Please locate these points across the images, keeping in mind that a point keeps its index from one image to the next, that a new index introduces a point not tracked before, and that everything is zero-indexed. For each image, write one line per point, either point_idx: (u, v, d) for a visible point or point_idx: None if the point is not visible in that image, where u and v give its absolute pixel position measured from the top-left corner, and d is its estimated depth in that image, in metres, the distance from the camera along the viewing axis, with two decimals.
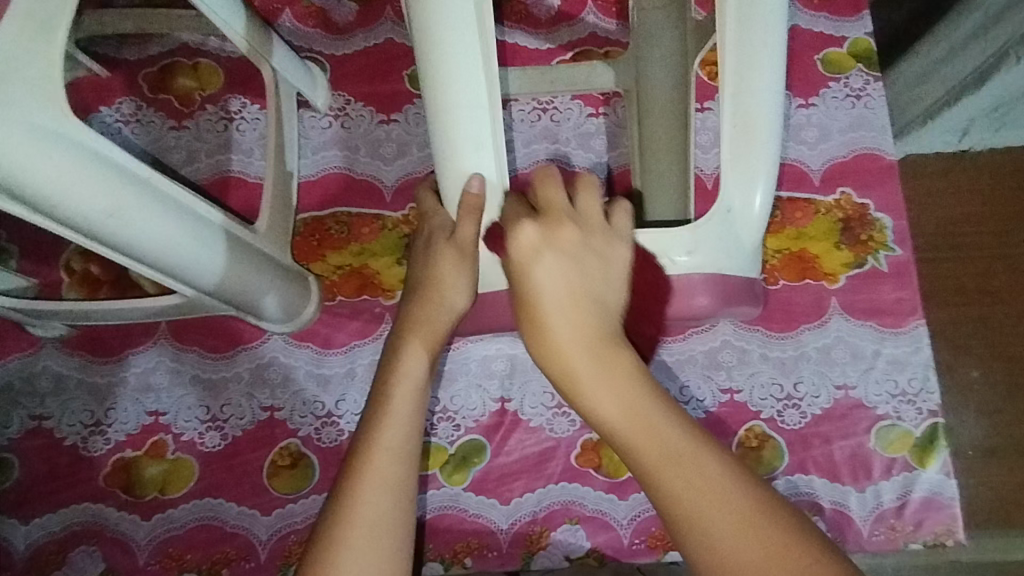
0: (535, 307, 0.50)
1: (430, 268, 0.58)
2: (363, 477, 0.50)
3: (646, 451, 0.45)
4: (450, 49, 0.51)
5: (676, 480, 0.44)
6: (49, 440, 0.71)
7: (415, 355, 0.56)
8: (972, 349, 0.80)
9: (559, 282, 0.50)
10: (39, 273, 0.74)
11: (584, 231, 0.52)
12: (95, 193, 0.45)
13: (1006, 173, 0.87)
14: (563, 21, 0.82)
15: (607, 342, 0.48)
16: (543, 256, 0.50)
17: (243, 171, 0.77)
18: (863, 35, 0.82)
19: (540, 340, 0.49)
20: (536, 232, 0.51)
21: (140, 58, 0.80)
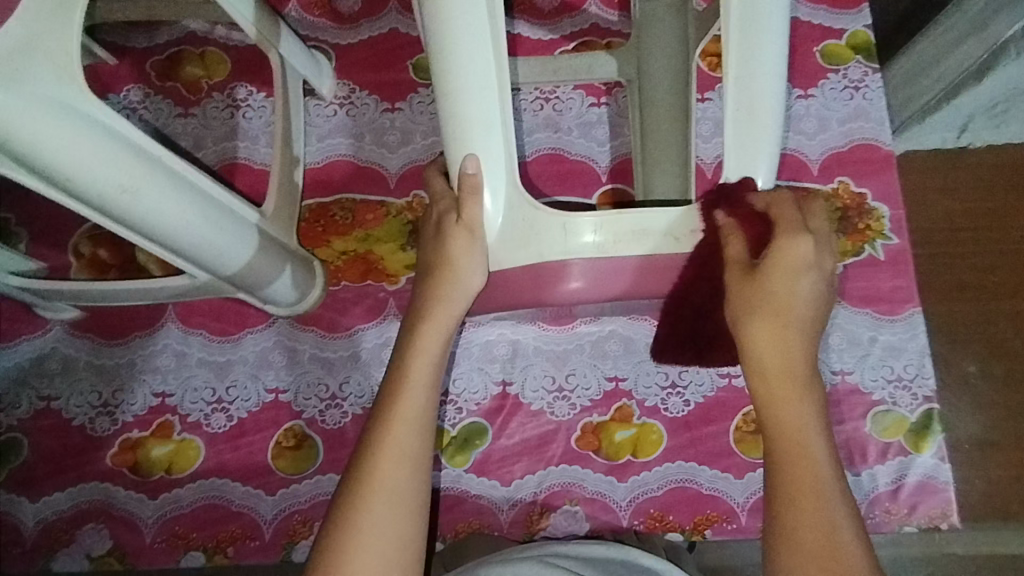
0: (773, 306, 0.51)
1: (442, 248, 0.56)
2: (380, 448, 0.53)
3: (795, 482, 0.49)
4: (462, 28, 0.51)
5: (805, 513, 0.48)
6: (57, 420, 0.73)
7: (432, 331, 0.57)
8: (970, 342, 0.82)
9: (802, 306, 0.51)
10: (48, 256, 0.76)
11: (822, 268, 0.53)
12: (111, 169, 0.47)
13: (1005, 168, 0.88)
14: (566, 12, 0.83)
15: (799, 371, 0.51)
16: (801, 281, 0.51)
17: (249, 158, 0.78)
18: (862, 27, 0.83)
19: (753, 332, 0.52)
20: (804, 255, 0.52)
21: (148, 46, 0.81)
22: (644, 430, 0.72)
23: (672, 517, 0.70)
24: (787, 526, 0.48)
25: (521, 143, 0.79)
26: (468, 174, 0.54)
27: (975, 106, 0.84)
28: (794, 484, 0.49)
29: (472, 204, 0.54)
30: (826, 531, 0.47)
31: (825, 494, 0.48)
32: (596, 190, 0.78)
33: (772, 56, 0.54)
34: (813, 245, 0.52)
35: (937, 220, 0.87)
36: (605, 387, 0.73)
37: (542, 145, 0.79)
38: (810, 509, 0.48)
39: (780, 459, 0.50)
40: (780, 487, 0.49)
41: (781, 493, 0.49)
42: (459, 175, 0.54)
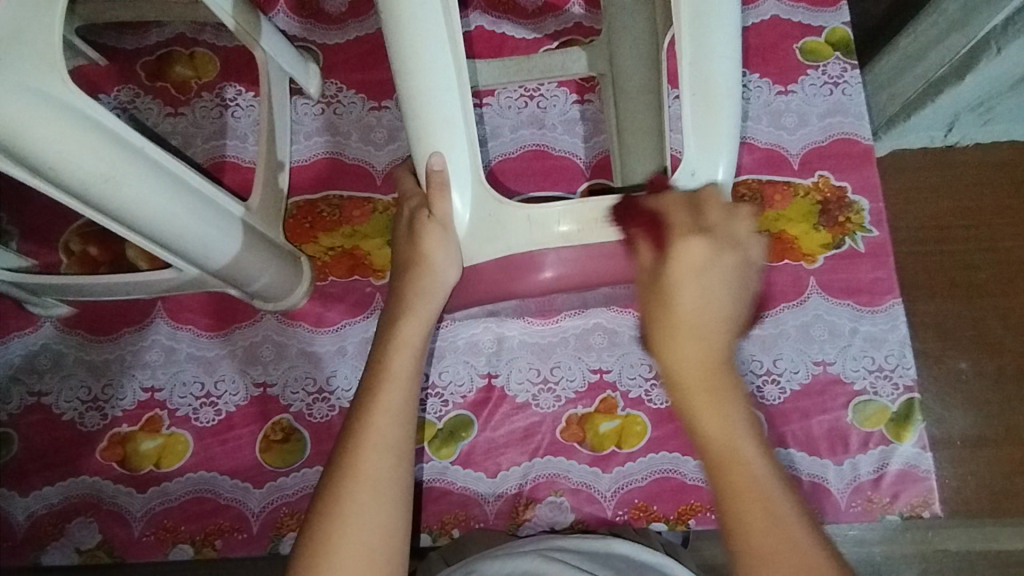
0: (673, 318, 0.47)
1: (416, 244, 0.57)
2: (362, 439, 0.53)
3: (733, 489, 0.45)
4: (418, 29, 0.54)
5: (755, 516, 0.44)
6: (48, 415, 0.73)
7: (413, 323, 0.57)
8: (960, 341, 0.83)
9: (699, 308, 0.46)
10: (40, 254, 0.77)
11: (716, 248, 0.48)
12: (94, 158, 0.48)
13: (991, 167, 0.90)
14: (549, 12, 0.84)
15: (714, 369, 0.46)
16: (701, 278, 0.47)
17: (237, 156, 0.79)
18: (841, 24, 0.84)
19: (663, 345, 0.47)
20: (707, 249, 0.47)
21: (137, 47, 0.82)
22: (628, 421, 0.72)
23: (656, 507, 0.70)
24: (733, 538, 0.45)
25: (506, 140, 0.80)
26: (434, 171, 0.55)
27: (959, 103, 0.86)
28: (728, 495, 0.45)
29: (442, 199, 0.56)
30: (779, 544, 0.43)
31: (769, 497, 0.44)
32: (579, 185, 0.79)
33: (720, 40, 0.57)
34: (709, 242, 0.48)
35: (924, 219, 0.89)
36: (589, 378, 0.74)
37: (527, 142, 0.80)
38: (753, 515, 0.44)
39: (718, 469, 0.46)
40: (720, 499, 0.45)
41: (721, 510, 0.45)
42: (426, 172, 0.56)
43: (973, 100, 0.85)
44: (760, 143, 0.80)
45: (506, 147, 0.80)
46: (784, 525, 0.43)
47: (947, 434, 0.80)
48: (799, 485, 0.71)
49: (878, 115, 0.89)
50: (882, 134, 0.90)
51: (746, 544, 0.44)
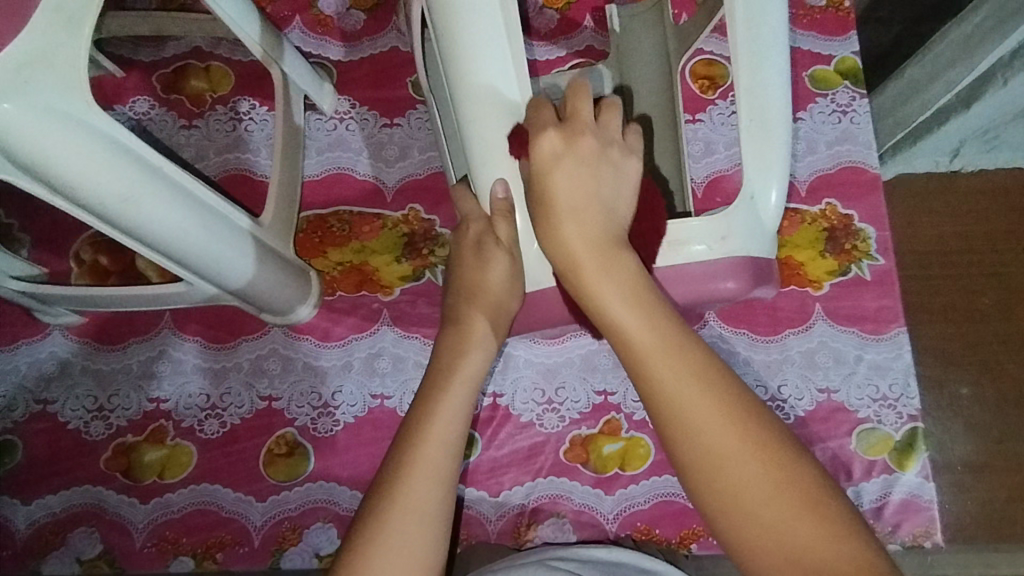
0: (552, 209, 0.51)
1: (484, 268, 0.57)
2: (411, 468, 0.52)
3: (645, 361, 0.47)
4: (474, 46, 0.54)
5: (665, 368, 0.46)
6: (53, 424, 0.73)
7: (477, 350, 0.58)
8: (964, 367, 0.84)
9: (576, 185, 0.51)
10: (51, 262, 0.77)
11: (603, 143, 0.53)
12: (114, 179, 0.48)
13: (995, 194, 0.92)
14: (561, 35, 0.85)
15: (612, 242, 0.50)
16: (569, 164, 0.51)
17: (249, 169, 0.80)
18: (851, 53, 0.84)
19: (552, 236, 0.51)
20: (558, 138, 0.51)
21: (154, 59, 0.83)
22: (632, 444, 0.73)
23: (658, 531, 0.70)
24: (648, 388, 0.47)
25: None
26: (498, 198, 0.56)
27: (965, 132, 0.88)
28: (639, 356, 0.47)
29: (505, 224, 0.56)
30: (696, 392, 0.46)
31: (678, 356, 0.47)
32: None
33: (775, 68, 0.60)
34: (560, 134, 0.52)
35: (929, 242, 0.90)
36: (594, 400, 0.74)
37: None
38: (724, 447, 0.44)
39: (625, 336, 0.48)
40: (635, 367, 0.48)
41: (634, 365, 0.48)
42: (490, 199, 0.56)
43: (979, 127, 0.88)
44: None
45: None
46: (697, 383, 0.46)
47: (947, 459, 0.80)
48: None
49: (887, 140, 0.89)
50: (888, 157, 0.92)
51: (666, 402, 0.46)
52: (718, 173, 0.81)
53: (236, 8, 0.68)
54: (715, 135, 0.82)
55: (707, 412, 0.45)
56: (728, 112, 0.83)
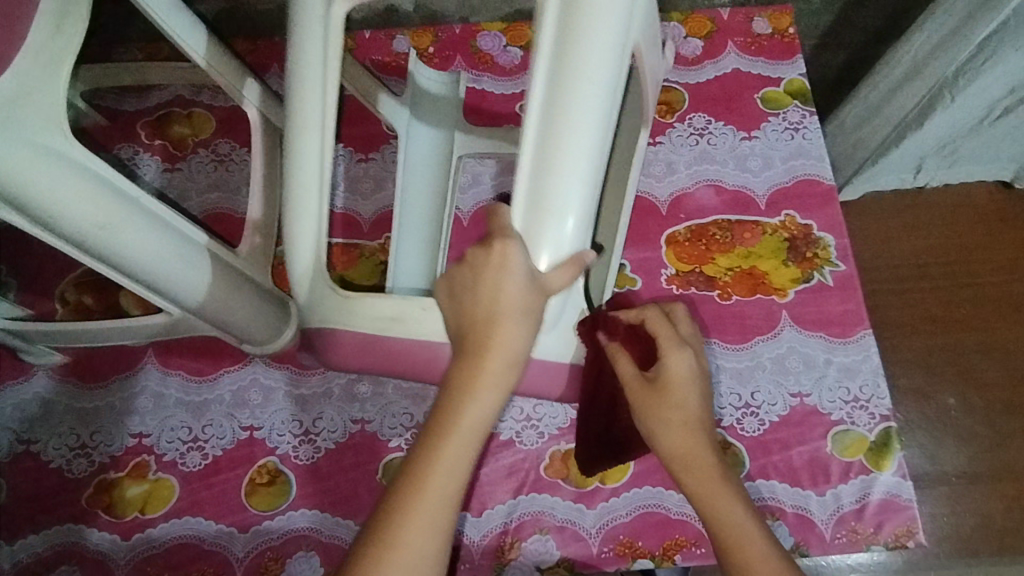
0: (656, 389, 0.57)
1: (501, 294, 0.51)
2: (407, 518, 0.49)
3: (688, 478, 0.56)
4: (586, 93, 0.50)
5: (697, 484, 0.56)
6: (36, 463, 0.74)
7: (489, 390, 0.52)
8: (946, 376, 1.01)
9: (680, 380, 0.57)
10: (37, 304, 0.79)
11: (697, 357, 0.59)
12: (92, 206, 0.51)
13: (947, 207, 1.11)
14: (525, 69, 0.90)
15: (685, 409, 0.57)
16: (691, 383, 0.57)
17: (231, 208, 0.83)
18: (798, 75, 0.89)
19: (645, 403, 0.57)
20: (689, 365, 0.58)
21: (139, 108, 0.87)
22: None
23: (641, 543, 0.70)
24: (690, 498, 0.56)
25: (487, 186, 0.85)
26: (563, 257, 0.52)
27: (925, 148, 1.00)
28: (693, 478, 0.56)
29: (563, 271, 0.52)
30: (723, 505, 0.55)
31: (715, 479, 0.56)
32: None
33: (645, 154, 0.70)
34: (693, 356, 0.58)
35: (902, 258, 1.09)
36: (571, 415, 0.75)
37: (506, 189, 0.85)
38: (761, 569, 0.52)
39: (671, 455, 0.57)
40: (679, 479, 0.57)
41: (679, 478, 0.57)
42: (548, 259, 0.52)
43: (938, 143, 0.99)
44: (728, 185, 0.84)
45: (487, 193, 0.85)
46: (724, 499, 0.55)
47: (943, 470, 0.96)
48: (783, 517, 0.71)
49: (848, 167, 1.02)
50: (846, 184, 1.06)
51: (706, 505, 0.56)
52: (680, 191, 0.85)
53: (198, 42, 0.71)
54: (676, 156, 0.86)
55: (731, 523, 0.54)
56: (686, 134, 0.87)
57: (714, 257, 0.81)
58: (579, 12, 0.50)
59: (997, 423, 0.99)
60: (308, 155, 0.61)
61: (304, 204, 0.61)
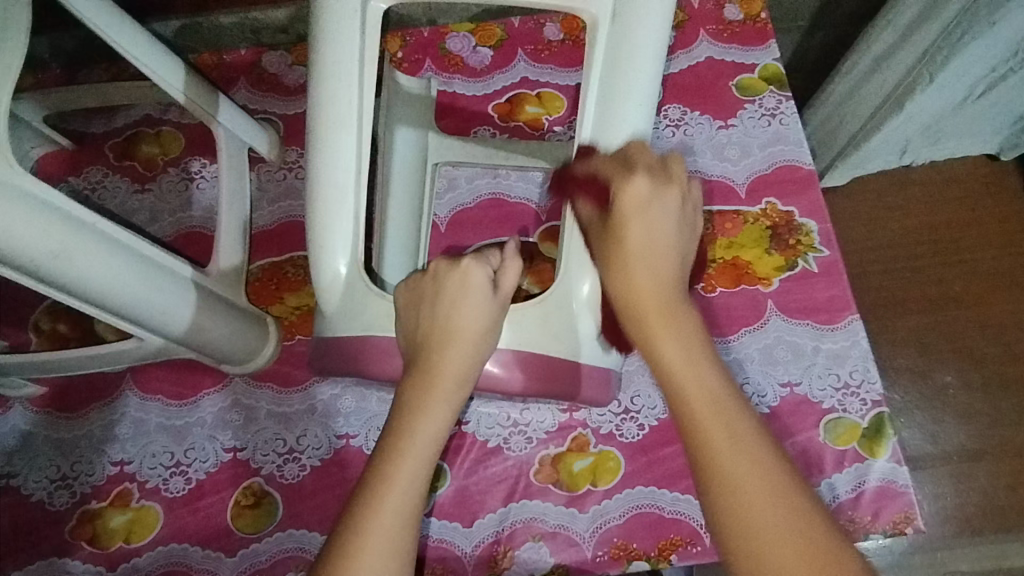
0: (634, 292, 0.54)
1: (453, 313, 0.57)
2: (363, 533, 0.50)
3: (704, 432, 0.48)
4: (628, 124, 0.60)
5: (721, 437, 0.47)
6: (16, 498, 0.72)
7: (441, 403, 0.55)
8: (940, 356, 1.01)
9: (653, 257, 0.54)
10: (10, 335, 0.78)
11: (654, 186, 0.56)
12: (42, 235, 0.49)
13: (933, 185, 1.10)
14: (496, 69, 0.88)
15: (674, 307, 0.53)
16: (651, 210, 0.55)
17: (204, 226, 0.82)
18: (773, 60, 0.88)
19: (622, 277, 0.55)
20: (647, 183, 0.55)
21: (106, 130, 0.86)
22: (602, 458, 0.72)
23: (636, 545, 0.69)
24: (708, 462, 0.47)
25: (463, 189, 0.83)
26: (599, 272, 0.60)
27: (909, 131, 0.99)
28: (711, 443, 0.47)
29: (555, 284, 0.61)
30: (748, 464, 0.46)
31: (736, 429, 0.48)
32: (535, 229, 0.81)
33: None
34: (649, 178, 0.56)
35: (892, 237, 1.08)
36: (559, 418, 0.74)
37: (483, 191, 0.83)
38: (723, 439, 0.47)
39: (678, 392, 0.50)
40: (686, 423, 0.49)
41: (690, 430, 0.48)
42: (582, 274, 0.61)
43: (921, 123, 0.98)
44: (707, 176, 0.83)
45: (464, 197, 0.83)
46: (751, 465, 0.46)
47: (942, 449, 0.95)
48: None
49: (837, 143, 1.01)
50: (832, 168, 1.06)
51: (721, 467, 0.46)
52: None
53: (160, 63, 0.70)
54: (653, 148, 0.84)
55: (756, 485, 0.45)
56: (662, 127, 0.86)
57: None
58: (621, 66, 0.59)
59: (994, 400, 0.98)
60: (343, 154, 0.59)
61: (340, 203, 0.60)
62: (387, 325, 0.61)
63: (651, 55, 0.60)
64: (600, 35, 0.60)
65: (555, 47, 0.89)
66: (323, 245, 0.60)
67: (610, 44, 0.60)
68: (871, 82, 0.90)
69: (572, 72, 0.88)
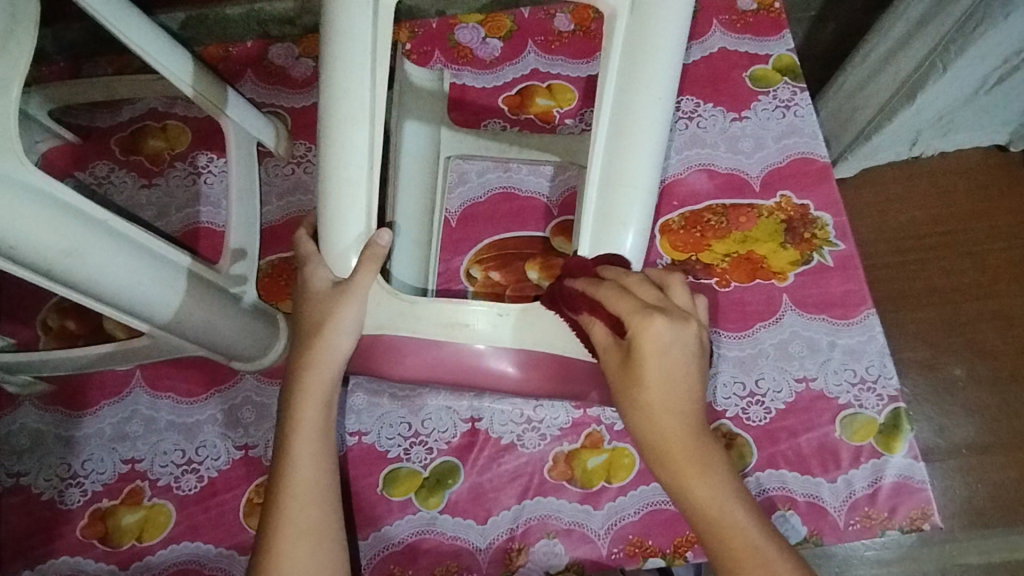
0: (646, 395, 0.51)
1: (314, 306, 0.59)
2: (282, 504, 0.57)
3: (721, 544, 0.51)
4: (647, 117, 0.58)
5: (737, 550, 0.51)
6: (26, 496, 0.72)
7: (311, 388, 0.59)
8: (953, 351, 1.00)
9: (669, 370, 0.51)
10: (17, 332, 0.77)
11: (673, 322, 0.51)
12: (51, 232, 0.48)
13: (943, 176, 1.09)
14: (506, 60, 0.87)
15: (698, 444, 0.52)
16: (670, 359, 0.51)
17: (211, 222, 0.81)
18: (787, 50, 0.87)
19: (639, 410, 0.52)
20: (667, 329, 0.50)
21: (111, 124, 0.85)
22: (616, 455, 0.72)
23: (651, 541, 0.69)
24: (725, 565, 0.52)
25: (474, 184, 0.82)
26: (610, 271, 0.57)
27: (921, 123, 0.99)
28: (726, 552, 0.51)
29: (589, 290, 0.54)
30: (760, 565, 0.51)
31: (749, 535, 0.51)
32: (547, 223, 0.80)
33: None
34: (669, 323, 0.50)
35: (903, 229, 1.07)
36: (573, 415, 0.73)
37: (494, 185, 0.82)
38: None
39: (695, 509, 0.52)
40: (703, 533, 0.52)
41: (710, 538, 0.52)
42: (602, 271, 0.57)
43: (932, 116, 0.97)
44: (720, 169, 0.82)
45: (474, 191, 0.82)
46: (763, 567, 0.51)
47: (953, 443, 0.95)
48: (794, 507, 0.70)
49: (846, 135, 1.00)
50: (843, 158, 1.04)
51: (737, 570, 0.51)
52: (672, 177, 0.82)
53: (167, 55, 0.69)
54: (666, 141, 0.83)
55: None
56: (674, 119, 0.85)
57: (710, 243, 0.79)
58: (640, 53, 0.58)
59: (1006, 394, 0.97)
60: (358, 148, 0.58)
61: (352, 198, 0.58)
62: (402, 325, 0.59)
63: (671, 44, 0.58)
64: (619, 25, 0.58)
65: (566, 38, 0.88)
66: (335, 242, 0.59)
67: (628, 35, 0.58)
68: (885, 73, 0.89)
69: (584, 63, 0.87)
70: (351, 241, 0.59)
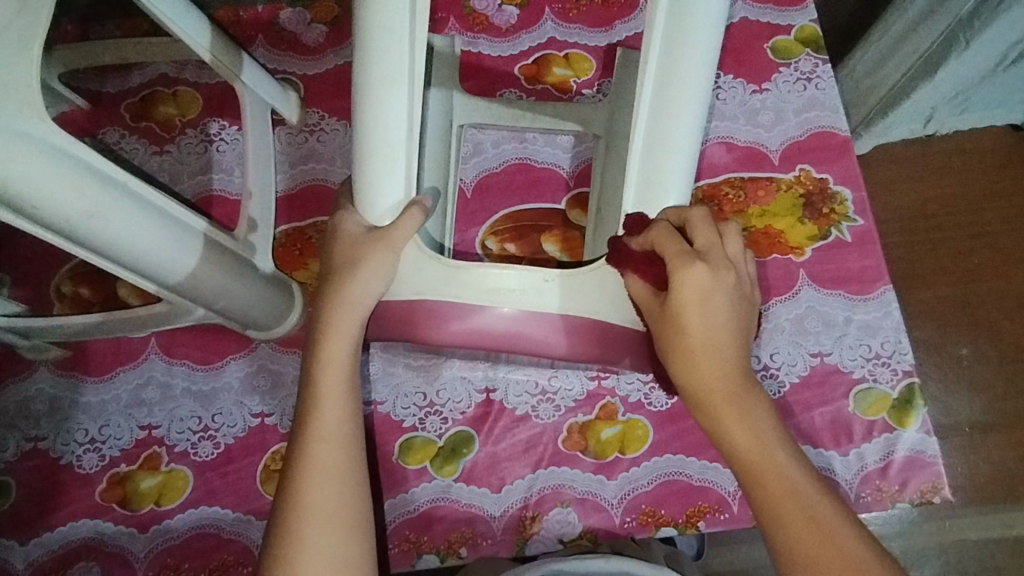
0: (683, 337, 0.52)
1: (344, 257, 0.58)
2: (310, 455, 0.57)
3: (764, 483, 0.51)
4: (692, 81, 0.55)
5: (777, 490, 0.51)
6: (45, 460, 0.73)
7: (337, 337, 0.59)
8: (963, 329, 1.00)
9: (707, 316, 0.51)
10: (31, 299, 0.77)
11: (711, 269, 0.52)
12: (75, 194, 0.48)
13: (958, 154, 1.08)
14: (523, 29, 0.86)
15: (735, 388, 0.52)
16: (710, 302, 0.51)
17: (224, 189, 0.80)
18: (809, 21, 0.85)
19: (679, 351, 0.52)
20: (706, 274, 0.51)
21: (120, 89, 0.84)
22: (630, 426, 0.72)
23: (664, 511, 0.70)
24: (769, 505, 0.51)
25: (489, 154, 0.82)
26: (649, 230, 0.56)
27: (936, 100, 0.98)
28: (765, 491, 0.51)
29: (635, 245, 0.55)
30: (801, 508, 0.50)
31: (790, 478, 0.51)
32: (563, 196, 0.80)
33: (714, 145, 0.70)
34: (708, 269, 0.51)
35: (915, 207, 1.06)
36: (588, 386, 0.74)
37: (509, 156, 0.82)
38: (800, 523, 0.49)
39: (736, 449, 0.52)
40: (742, 471, 0.52)
41: (749, 477, 0.52)
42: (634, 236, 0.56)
43: (949, 94, 0.96)
44: (739, 142, 0.81)
45: (489, 161, 0.82)
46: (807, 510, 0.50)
47: (958, 422, 0.95)
48: None
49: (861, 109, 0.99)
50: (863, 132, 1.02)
51: (781, 509, 0.50)
52: None
53: (182, 18, 0.67)
54: None
55: (813, 530, 0.49)
56: None
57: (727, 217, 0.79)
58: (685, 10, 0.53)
59: (1013, 373, 0.98)
60: (388, 114, 0.56)
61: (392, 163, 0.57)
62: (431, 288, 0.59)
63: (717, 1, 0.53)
64: None
65: (584, 6, 0.86)
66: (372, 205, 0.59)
67: None
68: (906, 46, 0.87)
69: (602, 32, 0.85)
70: (389, 205, 0.59)
